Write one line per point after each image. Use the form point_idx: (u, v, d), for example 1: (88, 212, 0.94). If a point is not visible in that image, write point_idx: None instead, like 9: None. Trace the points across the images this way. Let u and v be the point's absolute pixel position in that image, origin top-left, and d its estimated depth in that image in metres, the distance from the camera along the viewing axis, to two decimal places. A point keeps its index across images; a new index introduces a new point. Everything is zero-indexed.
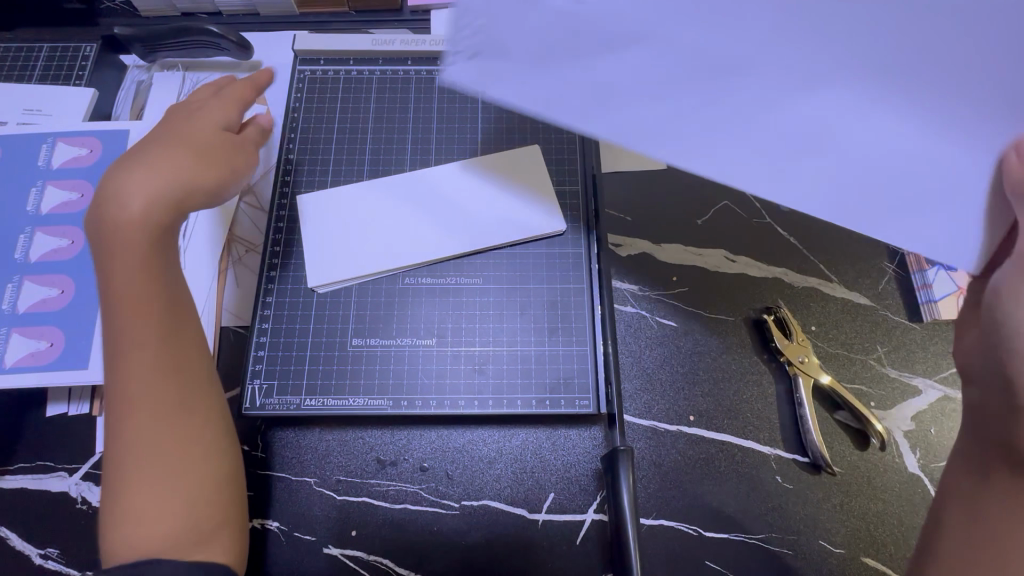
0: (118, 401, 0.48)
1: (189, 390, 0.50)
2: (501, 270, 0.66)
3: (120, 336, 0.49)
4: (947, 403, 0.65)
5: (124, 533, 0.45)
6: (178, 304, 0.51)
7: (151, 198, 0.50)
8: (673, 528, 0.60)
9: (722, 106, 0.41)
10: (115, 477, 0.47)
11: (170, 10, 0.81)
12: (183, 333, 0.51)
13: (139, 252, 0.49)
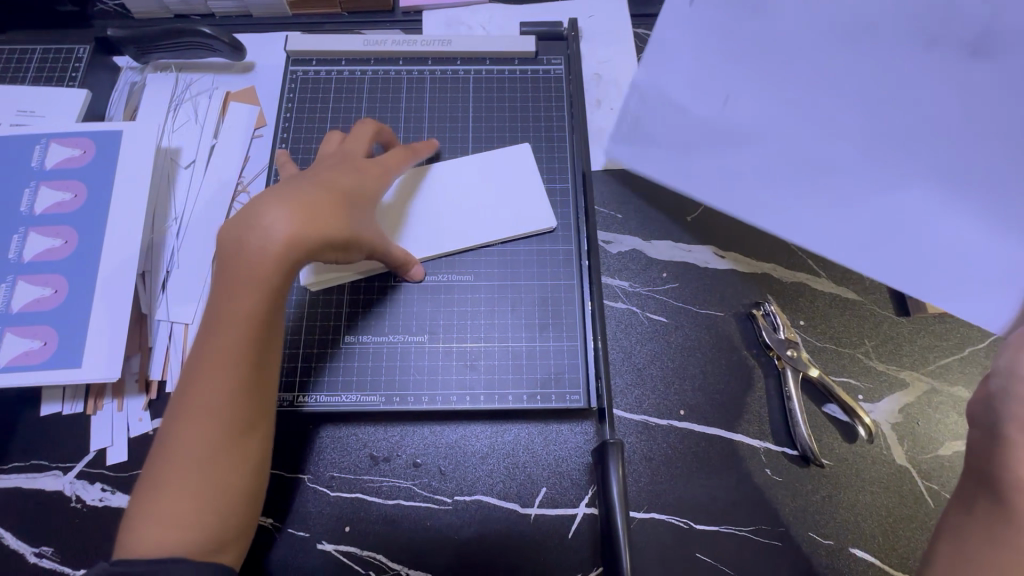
0: (188, 407, 0.47)
1: (260, 420, 0.49)
2: (492, 267, 0.66)
3: (218, 348, 0.48)
4: (933, 395, 0.66)
5: (151, 530, 0.45)
6: (276, 337, 0.50)
7: (292, 240, 0.48)
8: (664, 521, 0.60)
9: (810, 183, 0.60)
10: (162, 471, 0.46)
11: (163, 12, 0.82)
12: (273, 368, 0.50)
13: (262, 282, 0.48)
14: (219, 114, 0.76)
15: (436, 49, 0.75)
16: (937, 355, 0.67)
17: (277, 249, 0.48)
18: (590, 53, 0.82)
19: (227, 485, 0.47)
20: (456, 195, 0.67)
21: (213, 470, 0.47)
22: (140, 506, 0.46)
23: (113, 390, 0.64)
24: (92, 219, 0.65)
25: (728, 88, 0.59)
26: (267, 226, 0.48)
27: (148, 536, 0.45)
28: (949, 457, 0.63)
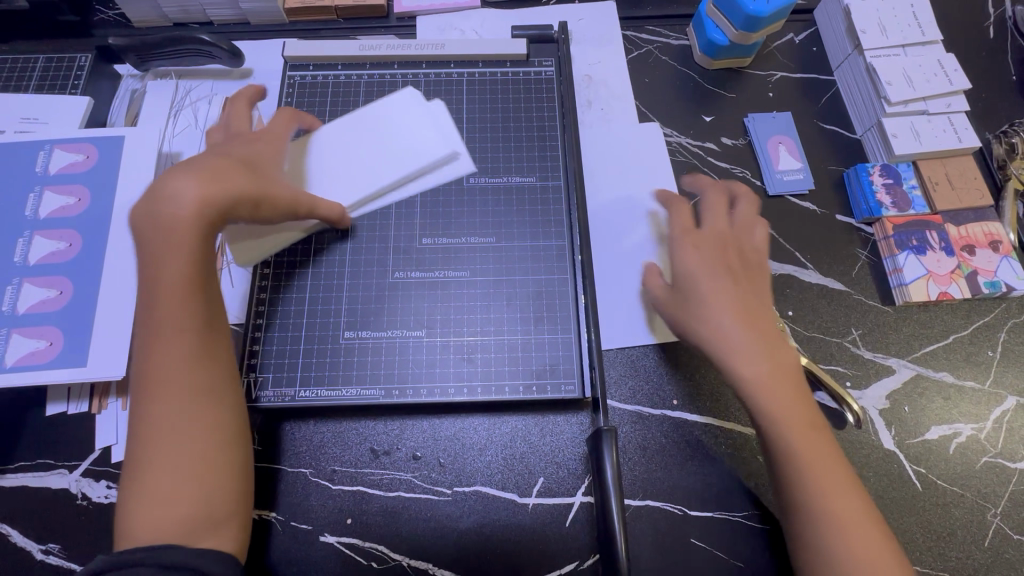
0: (149, 383, 0.49)
1: (218, 382, 0.51)
2: (487, 263, 0.68)
3: (160, 322, 0.50)
4: (919, 381, 0.67)
5: (144, 510, 0.46)
6: (216, 302, 0.53)
7: (204, 201, 0.50)
8: (658, 508, 0.62)
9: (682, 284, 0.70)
10: (140, 451, 0.48)
11: (163, 21, 0.84)
12: (218, 331, 0.52)
13: (186, 247, 0.50)
14: (218, 120, 0.78)
15: (430, 53, 0.77)
16: (922, 342, 0.69)
17: (190, 213, 0.50)
18: (581, 56, 0.84)
19: (203, 449, 0.49)
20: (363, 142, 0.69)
21: (183, 437, 0.48)
22: (129, 493, 0.47)
23: (117, 389, 0.66)
24: (96, 222, 0.66)
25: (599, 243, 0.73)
26: (181, 194, 0.50)
27: (144, 516, 0.46)
28: (936, 440, 0.65)
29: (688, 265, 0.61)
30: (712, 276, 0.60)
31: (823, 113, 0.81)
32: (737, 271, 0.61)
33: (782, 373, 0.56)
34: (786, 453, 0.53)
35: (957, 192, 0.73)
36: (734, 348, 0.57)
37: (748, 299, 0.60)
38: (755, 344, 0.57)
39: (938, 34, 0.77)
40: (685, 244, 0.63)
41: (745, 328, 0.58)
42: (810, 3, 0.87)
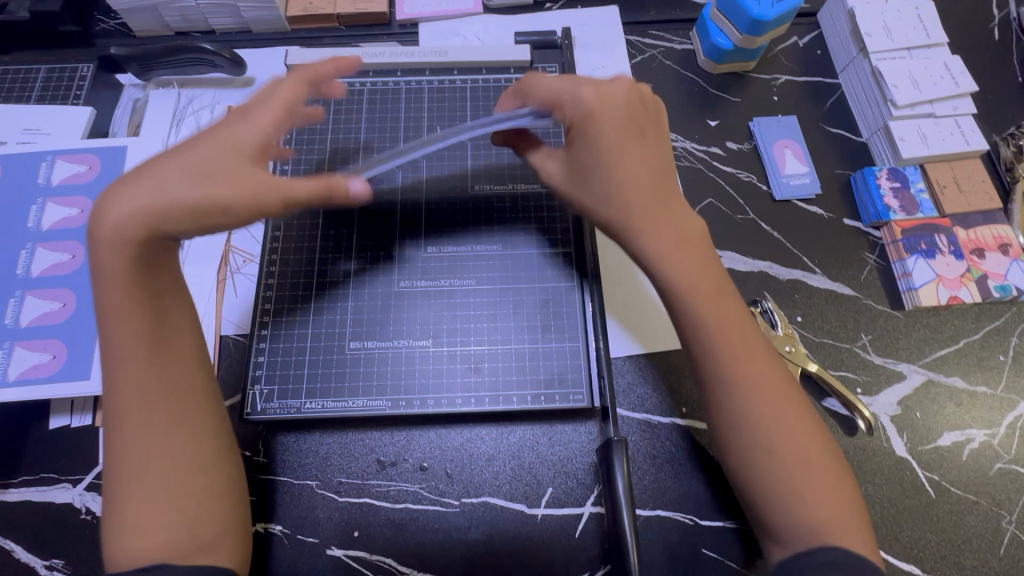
0: (117, 414, 0.48)
1: (183, 406, 0.49)
2: (492, 270, 0.67)
3: (117, 351, 0.48)
4: (931, 386, 0.67)
5: (125, 541, 0.45)
6: (174, 323, 0.51)
7: (142, 222, 0.46)
8: (668, 518, 0.61)
9: None
10: (115, 485, 0.47)
11: (164, 30, 0.83)
12: (176, 352, 0.50)
13: (126, 272, 0.47)
14: None
15: (433, 60, 0.77)
16: (933, 347, 0.69)
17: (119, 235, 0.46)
18: (585, 61, 0.83)
19: (178, 473, 0.48)
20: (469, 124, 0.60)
21: (153, 463, 0.47)
22: (111, 524, 0.46)
23: None
24: None
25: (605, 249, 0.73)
26: (116, 219, 0.46)
27: (127, 544, 0.45)
28: (949, 447, 0.64)
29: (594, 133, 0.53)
30: (624, 144, 0.53)
31: (829, 117, 0.81)
32: (638, 135, 0.54)
33: (688, 256, 0.52)
34: (724, 372, 0.50)
35: (966, 195, 0.73)
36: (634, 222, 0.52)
37: (649, 174, 0.53)
38: (656, 224, 0.52)
39: (943, 36, 0.77)
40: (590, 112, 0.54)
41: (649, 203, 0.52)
42: (814, 7, 0.87)
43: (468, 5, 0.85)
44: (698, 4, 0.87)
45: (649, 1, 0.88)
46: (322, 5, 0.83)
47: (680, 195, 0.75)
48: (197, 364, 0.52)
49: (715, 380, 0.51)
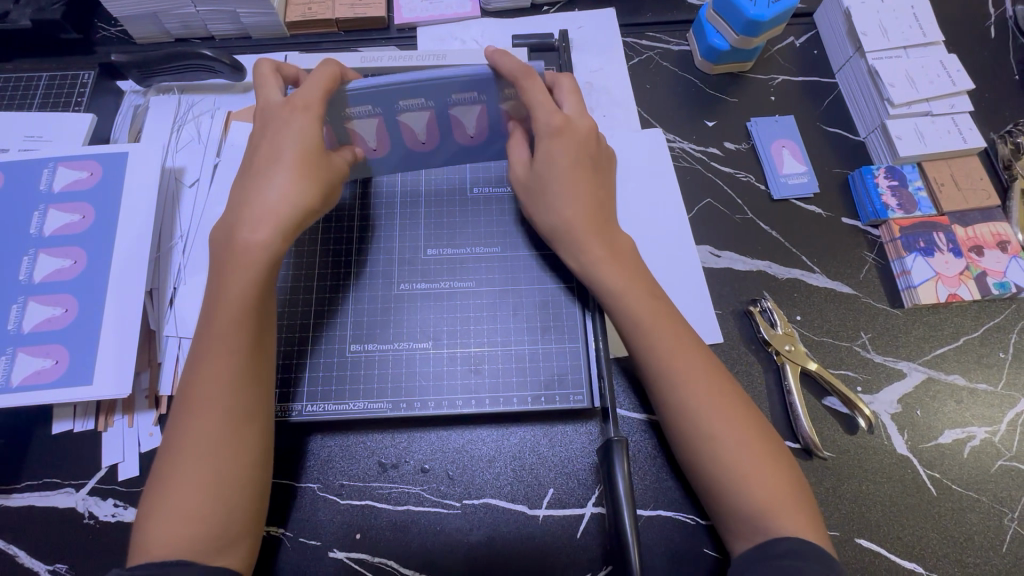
0: (189, 397, 0.50)
1: (256, 406, 0.52)
2: (492, 272, 0.68)
3: (213, 337, 0.51)
4: (931, 384, 0.67)
5: (159, 524, 0.46)
6: (268, 322, 0.54)
7: (276, 228, 0.54)
8: (669, 518, 0.61)
9: (686, 290, 0.70)
10: (170, 462, 0.48)
11: (165, 37, 0.84)
12: (264, 353, 0.53)
13: (250, 270, 0.52)
14: (221, 134, 0.78)
15: (431, 63, 0.78)
16: (932, 344, 0.69)
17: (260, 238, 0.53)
18: (582, 63, 0.83)
19: (227, 471, 0.49)
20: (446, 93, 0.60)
21: (211, 454, 0.48)
22: (147, 505, 0.48)
23: (124, 406, 0.65)
24: (101, 239, 0.66)
25: None
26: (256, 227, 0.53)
27: (161, 530, 0.46)
28: (949, 444, 0.64)
29: (545, 155, 0.60)
30: (573, 173, 0.61)
31: (827, 116, 0.81)
32: (585, 164, 0.61)
33: (622, 269, 0.59)
34: (673, 381, 0.55)
35: (964, 193, 0.73)
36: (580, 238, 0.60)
37: (591, 198, 0.61)
38: (590, 236, 0.60)
39: (939, 34, 0.77)
40: (552, 130, 0.60)
41: (590, 223, 0.60)
42: (811, 7, 0.87)
43: (466, 9, 0.86)
44: (695, 6, 0.87)
45: (646, 3, 0.88)
46: (320, 10, 0.83)
47: (678, 195, 0.75)
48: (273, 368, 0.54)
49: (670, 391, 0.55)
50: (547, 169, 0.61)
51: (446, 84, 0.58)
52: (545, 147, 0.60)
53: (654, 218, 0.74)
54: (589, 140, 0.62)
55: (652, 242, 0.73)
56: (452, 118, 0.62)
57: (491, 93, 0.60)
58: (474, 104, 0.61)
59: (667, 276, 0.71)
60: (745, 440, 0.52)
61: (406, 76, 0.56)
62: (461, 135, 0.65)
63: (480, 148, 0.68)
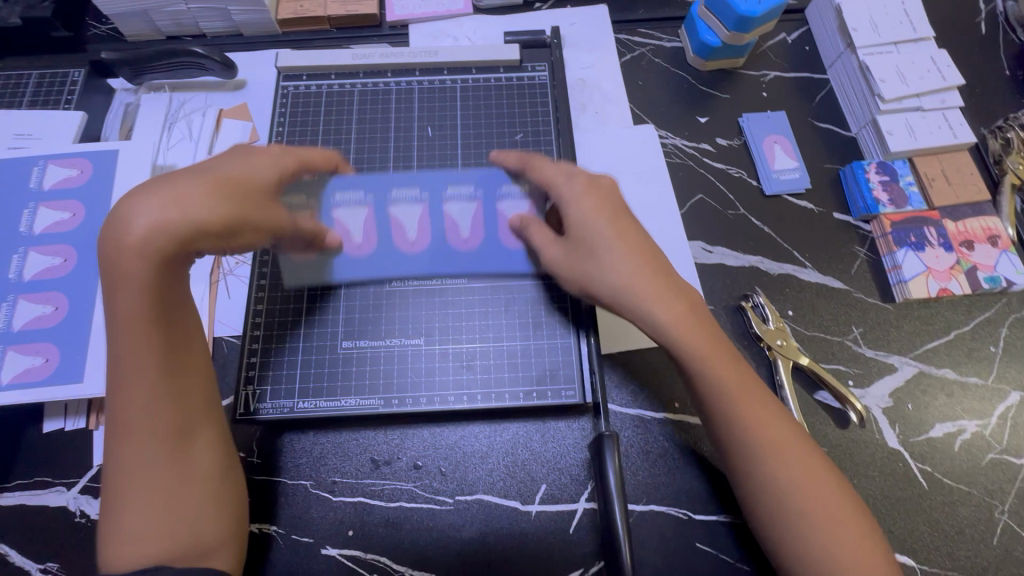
0: (117, 425, 0.48)
1: (186, 414, 0.50)
2: (484, 268, 0.67)
3: (122, 364, 0.48)
4: (922, 378, 0.67)
5: (118, 550, 0.46)
6: (178, 327, 0.51)
7: (163, 232, 0.47)
8: (662, 513, 0.61)
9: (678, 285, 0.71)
10: (116, 492, 0.47)
11: (155, 35, 0.84)
12: (180, 364, 0.51)
13: (145, 282, 0.47)
14: (213, 132, 0.78)
15: (423, 60, 0.78)
16: (923, 338, 0.69)
17: (148, 248, 0.47)
18: (574, 60, 0.84)
19: (178, 482, 0.49)
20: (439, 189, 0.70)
21: (157, 470, 0.48)
22: (106, 535, 0.47)
23: None
24: (91, 237, 0.66)
25: None
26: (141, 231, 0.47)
27: (123, 553, 0.46)
28: (941, 438, 0.64)
29: (582, 214, 0.57)
30: (617, 234, 0.57)
31: (818, 111, 0.81)
32: (621, 215, 0.58)
33: (695, 325, 0.55)
34: (759, 448, 0.53)
35: (954, 188, 0.73)
36: (646, 306, 0.55)
37: (654, 250, 0.58)
38: (661, 293, 0.55)
39: (929, 30, 0.77)
40: (580, 193, 0.58)
41: (653, 288, 0.55)
42: (802, 3, 0.88)
43: (458, 6, 0.86)
44: (686, 1, 0.88)
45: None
46: (312, 8, 0.83)
47: (670, 191, 0.75)
48: (198, 376, 0.52)
49: (760, 467, 0.53)
50: (591, 229, 0.57)
51: (437, 177, 0.70)
52: (577, 209, 0.58)
53: (646, 215, 0.74)
54: (616, 193, 0.60)
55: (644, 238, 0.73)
56: (444, 215, 0.68)
57: (487, 191, 0.69)
58: (472, 199, 0.69)
59: None
60: (827, 494, 0.52)
61: (398, 176, 0.70)
62: (455, 239, 0.67)
63: (479, 260, 0.67)
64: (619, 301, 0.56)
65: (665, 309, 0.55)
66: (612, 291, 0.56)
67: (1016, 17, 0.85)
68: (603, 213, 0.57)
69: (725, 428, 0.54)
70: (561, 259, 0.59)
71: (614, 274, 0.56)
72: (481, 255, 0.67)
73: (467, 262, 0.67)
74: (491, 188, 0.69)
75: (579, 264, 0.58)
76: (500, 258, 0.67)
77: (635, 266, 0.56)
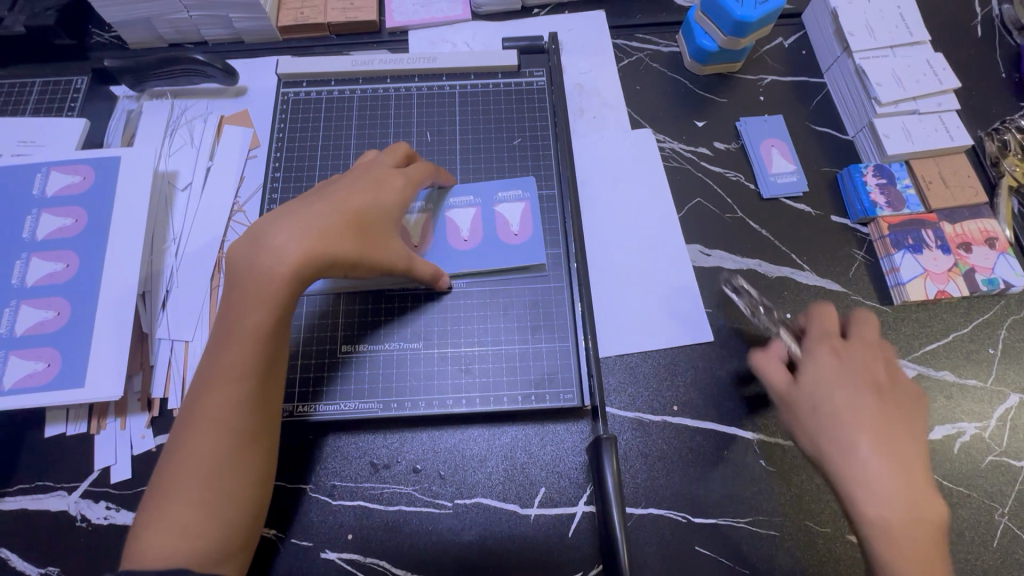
0: (196, 414, 0.49)
1: (266, 428, 0.52)
2: (483, 273, 0.68)
3: (225, 361, 0.50)
4: (921, 380, 0.67)
5: (153, 538, 0.46)
6: (282, 346, 0.53)
7: (304, 262, 0.52)
8: (661, 516, 0.61)
9: (675, 288, 0.71)
10: (168, 479, 0.48)
11: (158, 43, 0.85)
12: (277, 379, 0.52)
13: (270, 302, 0.51)
14: (214, 138, 0.78)
15: (422, 66, 0.78)
16: (922, 341, 0.69)
17: (289, 272, 0.51)
18: (572, 65, 0.84)
19: (230, 485, 0.49)
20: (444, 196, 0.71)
21: (208, 471, 0.48)
22: (146, 516, 0.47)
23: (117, 409, 0.66)
24: (93, 243, 0.66)
25: (595, 248, 0.73)
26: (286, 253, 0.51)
27: (152, 543, 0.46)
28: (940, 440, 0.64)
29: (820, 380, 0.57)
30: (868, 400, 0.55)
31: (815, 115, 0.81)
32: (889, 390, 0.56)
33: (921, 529, 0.50)
34: None
35: (951, 190, 0.73)
36: (868, 486, 0.51)
37: (888, 430, 0.53)
38: (885, 464, 0.52)
39: (925, 34, 0.78)
40: (825, 349, 0.59)
41: (882, 461, 0.52)
42: (798, 7, 0.88)
43: (457, 12, 0.87)
44: (682, 6, 0.88)
45: (635, 5, 0.89)
46: (312, 15, 0.84)
47: (668, 195, 0.76)
48: (281, 391, 0.54)
49: None
50: (827, 408, 0.55)
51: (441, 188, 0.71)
52: (831, 376, 0.57)
53: (644, 219, 0.75)
54: (894, 377, 0.58)
55: (642, 242, 0.74)
56: (447, 219, 0.69)
57: (484, 196, 0.71)
58: (470, 205, 0.70)
59: (656, 275, 0.72)
60: None
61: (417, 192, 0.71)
62: (456, 240, 0.68)
63: (478, 263, 0.68)
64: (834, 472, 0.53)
65: (886, 496, 0.51)
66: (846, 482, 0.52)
67: (1011, 21, 0.85)
68: (840, 390, 0.56)
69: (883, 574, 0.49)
70: (793, 401, 0.58)
71: (850, 461, 0.53)
72: (478, 254, 0.68)
73: (468, 259, 0.68)
74: (488, 194, 0.71)
75: (822, 441, 0.55)
76: (502, 253, 0.68)
77: (868, 442, 0.53)
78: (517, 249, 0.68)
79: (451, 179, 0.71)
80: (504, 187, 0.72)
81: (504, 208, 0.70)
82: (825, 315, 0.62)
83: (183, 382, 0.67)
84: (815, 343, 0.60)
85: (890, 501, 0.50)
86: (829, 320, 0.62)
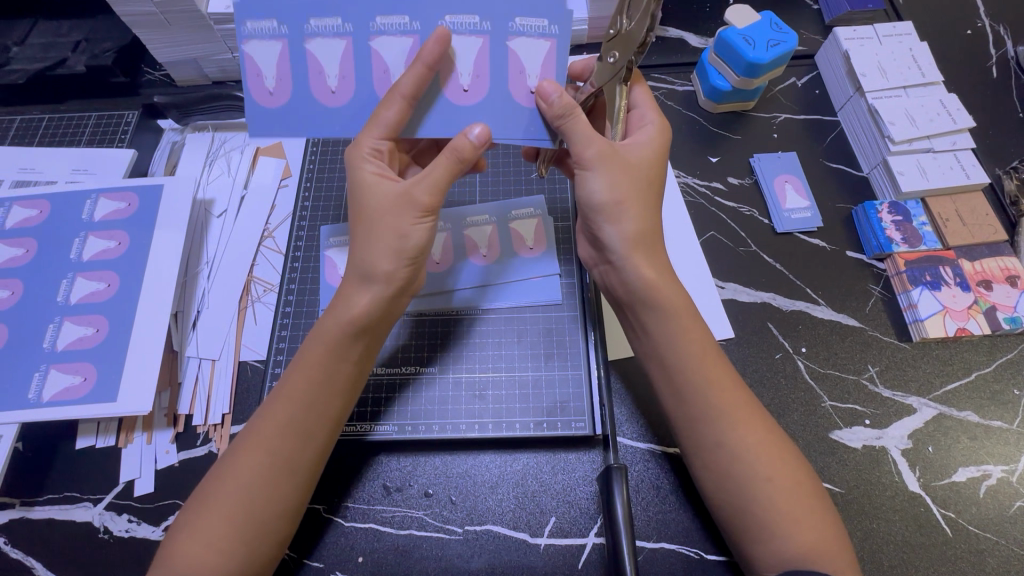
0: (250, 437, 0.52)
1: (307, 454, 0.53)
2: (502, 300, 0.71)
3: (285, 390, 0.54)
4: (943, 420, 0.66)
5: (185, 548, 0.48)
6: (341, 382, 0.55)
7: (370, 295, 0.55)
8: (673, 551, 0.60)
9: None
10: (206, 495, 0.50)
11: (203, 80, 0.91)
12: (331, 408, 0.54)
13: (328, 337, 0.55)
14: (250, 168, 0.84)
15: None
16: (943, 380, 0.68)
17: (347, 316, 0.54)
18: None
19: (261, 506, 0.50)
20: (470, 220, 0.74)
21: (243, 490, 0.50)
22: (180, 525, 0.50)
23: (143, 424, 0.68)
24: (134, 264, 0.71)
25: None
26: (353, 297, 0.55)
27: (182, 551, 0.48)
28: (964, 483, 0.62)
29: (636, 144, 0.59)
30: (651, 164, 0.59)
31: (830, 152, 0.83)
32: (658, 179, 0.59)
33: (666, 280, 0.57)
34: (695, 385, 0.55)
35: (970, 228, 0.73)
36: (618, 224, 0.57)
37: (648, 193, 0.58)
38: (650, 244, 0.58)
39: (938, 75, 0.79)
40: (646, 131, 0.61)
41: (644, 209, 0.57)
42: (813, 49, 0.90)
43: None
44: (697, 49, 0.91)
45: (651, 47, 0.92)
46: None
47: (683, 228, 0.77)
48: (336, 426, 0.55)
49: (728, 438, 0.53)
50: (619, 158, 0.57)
51: (458, 210, 0.75)
52: (640, 142, 0.60)
53: None
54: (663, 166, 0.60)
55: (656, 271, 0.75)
56: (308, 55, 0.56)
57: (496, 22, 0.55)
58: (476, 33, 0.56)
59: None
60: (778, 457, 0.52)
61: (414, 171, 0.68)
62: (454, 90, 0.57)
63: (500, 294, 0.71)
64: (594, 206, 0.57)
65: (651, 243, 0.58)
66: (604, 214, 0.57)
67: None
68: (639, 143, 0.59)
69: (642, 307, 0.58)
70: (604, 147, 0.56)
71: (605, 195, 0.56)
72: (356, 110, 0.59)
73: (344, 114, 0.59)
74: (502, 17, 0.55)
75: (597, 175, 0.56)
76: (510, 121, 0.59)
77: (635, 191, 0.57)
78: (530, 113, 0.58)
79: (445, 32, 0.53)
80: (382, 10, 0.55)
81: (519, 224, 0.74)
82: (639, 94, 0.63)
83: (208, 400, 0.69)
84: (637, 115, 0.63)
85: (638, 219, 0.57)
86: (644, 98, 0.63)
